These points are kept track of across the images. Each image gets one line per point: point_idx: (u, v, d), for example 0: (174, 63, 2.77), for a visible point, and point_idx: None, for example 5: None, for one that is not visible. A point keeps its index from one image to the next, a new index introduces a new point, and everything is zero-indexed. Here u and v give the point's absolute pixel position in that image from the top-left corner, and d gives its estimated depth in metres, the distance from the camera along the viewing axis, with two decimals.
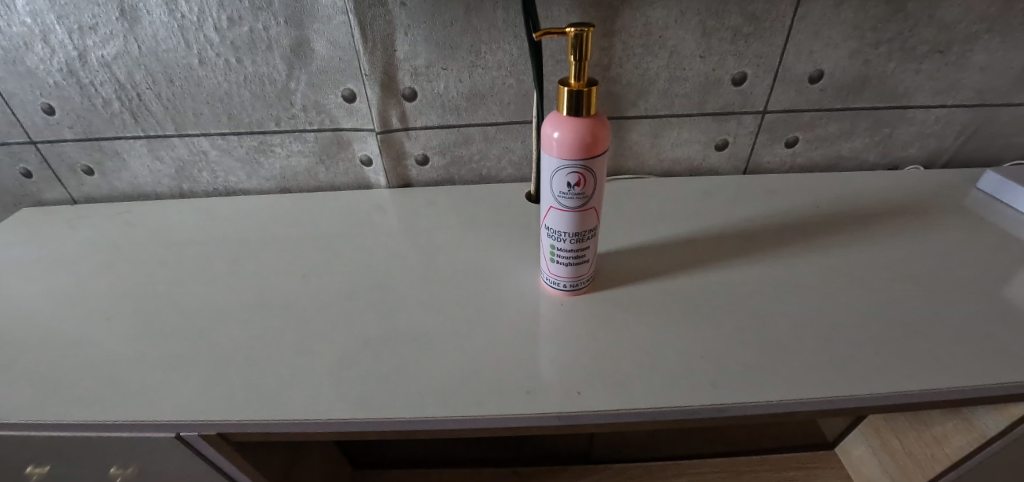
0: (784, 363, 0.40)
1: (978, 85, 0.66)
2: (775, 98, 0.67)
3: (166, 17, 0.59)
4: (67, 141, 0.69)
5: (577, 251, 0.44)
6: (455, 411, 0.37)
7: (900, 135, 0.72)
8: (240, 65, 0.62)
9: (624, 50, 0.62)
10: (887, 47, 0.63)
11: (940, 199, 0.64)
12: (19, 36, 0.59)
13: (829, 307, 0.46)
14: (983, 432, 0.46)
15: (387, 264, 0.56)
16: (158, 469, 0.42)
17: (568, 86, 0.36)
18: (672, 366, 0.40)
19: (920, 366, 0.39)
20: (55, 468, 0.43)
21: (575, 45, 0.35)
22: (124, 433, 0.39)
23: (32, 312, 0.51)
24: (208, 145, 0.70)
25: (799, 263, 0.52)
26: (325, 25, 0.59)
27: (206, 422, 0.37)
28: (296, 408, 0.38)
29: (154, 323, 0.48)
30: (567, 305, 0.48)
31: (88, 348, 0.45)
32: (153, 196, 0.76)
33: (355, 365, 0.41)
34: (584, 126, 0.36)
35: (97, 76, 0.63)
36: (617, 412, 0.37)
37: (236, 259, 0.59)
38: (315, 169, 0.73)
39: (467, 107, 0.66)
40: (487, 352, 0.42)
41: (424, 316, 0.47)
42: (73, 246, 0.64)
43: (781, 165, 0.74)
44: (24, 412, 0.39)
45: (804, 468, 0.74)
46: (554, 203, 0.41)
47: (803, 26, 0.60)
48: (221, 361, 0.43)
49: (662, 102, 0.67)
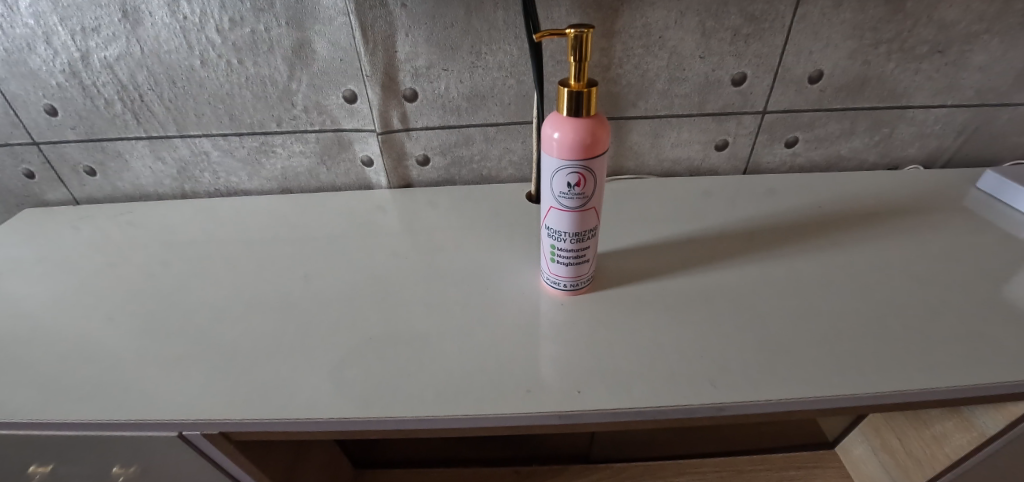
0: (784, 362, 0.40)
1: (978, 84, 0.66)
2: (775, 98, 0.67)
3: (168, 18, 0.59)
4: (69, 142, 0.69)
5: (577, 251, 0.44)
6: (456, 410, 0.37)
7: (900, 135, 0.72)
8: (242, 66, 0.63)
9: (623, 51, 0.62)
10: (886, 47, 0.63)
11: (940, 199, 0.64)
12: (22, 37, 0.60)
13: (828, 306, 0.46)
14: (982, 432, 0.46)
15: (388, 264, 0.56)
16: (160, 468, 0.42)
17: (568, 86, 0.36)
18: (672, 365, 0.40)
19: (919, 365, 0.39)
20: (57, 467, 0.43)
21: (575, 46, 0.35)
22: (126, 431, 0.39)
23: (34, 313, 0.51)
24: (209, 146, 0.70)
25: (799, 263, 0.53)
26: (326, 26, 0.60)
27: (207, 421, 0.38)
28: (297, 407, 0.38)
29: (155, 323, 0.49)
30: (567, 304, 0.48)
31: (91, 348, 0.46)
32: (155, 197, 0.76)
33: (357, 365, 0.42)
34: (583, 126, 0.37)
35: (99, 77, 0.63)
36: (617, 411, 0.37)
37: (238, 259, 0.59)
38: (316, 170, 0.73)
39: (467, 107, 0.67)
40: (487, 351, 0.42)
41: (426, 316, 0.47)
42: (75, 247, 0.64)
43: (780, 165, 0.75)
44: (27, 411, 0.40)
45: (804, 468, 0.74)
46: (555, 203, 0.41)
47: (803, 27, 0.61)
48: (223, 361, 0.43)
49: (662, 102, 0.67)
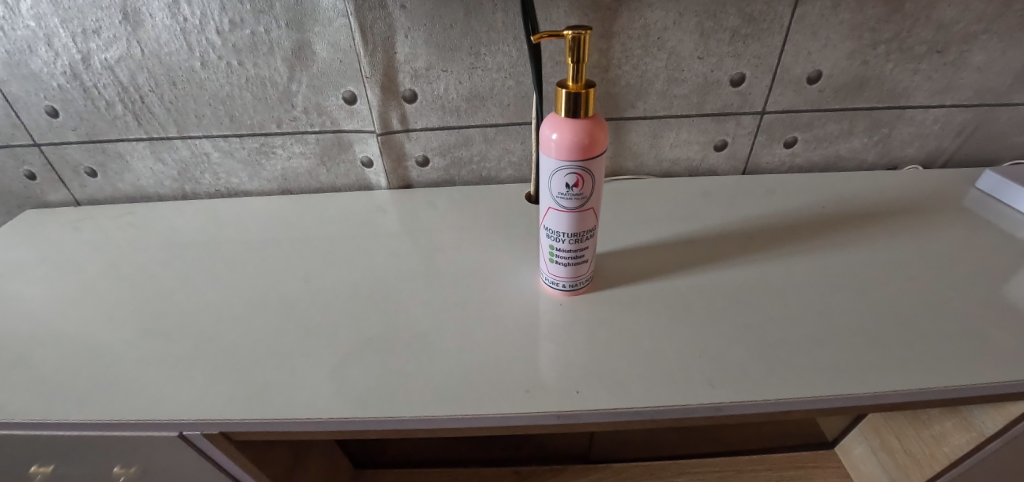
0: (782, 361, 0.40)
1: (977, 85, 0.66)
2: (774, 98, 0.67)
3: (168, 20, 0.59)
4: (70, 143, 0.70)
5: (576, 252, 0.45)
6: (455, 410, 0.37)
7: (899, 135, 0.72)
8: (242, 67, 0.63)
9: (623, 51, 0.62)
10: (885, 47, 0.63)
11: (939, 199, 0.64)
12: (23, 39, 0.60)
13: (827, 307, 0.46)
14: (981, 432, 0.46)
15: (387, 265, 0.56)
16: (160, 468, 0.42)
17: (567, 88, 0.36)
18: (671, 365, 0.40)
19: (918, 365, 0.39)
20: (58, 467, 0.44)
21: (573, 47, 0.35)
22: (128, 431, 0.39)
23: (35, 313, 0.52)
24: (210, 147, 0.70)
25: (798, 263, 0.53)
26: (326, 28, 0.60)
27: (208, 421, 0.38)
28: (298, 408, 0.38)
29: (156, 324, 0.49)
30: (566, 304, 0.48)
31: (91, 349, 0.46)
32: (155, 198, 0.76)
33: (356, 365, 0.42)
34: (582, 127, 0.37)
35: (100, 78, 0.63)
36: (615, 411, 0.37)
37: (238, 260, 0.59)
38: (316, 171, 0.73)
39: (467, 108, 0.67)
40: (486, 352, 0.42)
41: (426, 316, 0.47)
42: (76, 248, 0.64)
43: (780, 165, 0.75)
44: (29, 411, 0.40)
45: (803, 468, 0.74)
46: (553, 204, 0.41)
47: (802, 27, 0.61)
48: (223, 362, 0.43)
49: (661, 103, 0.67)
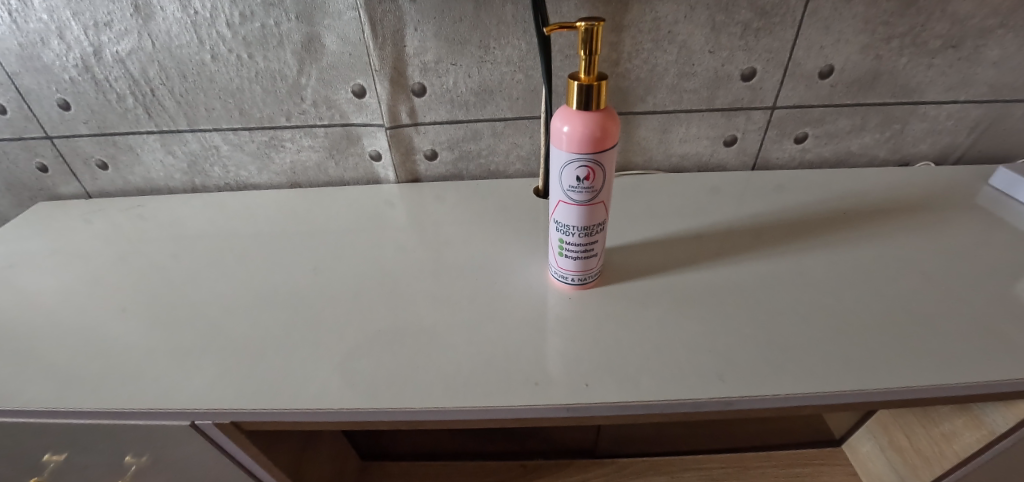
0: (792, 358, 0.40)
1: (991, 80, 0.66)
2: (785, 93, 0.67)
3: (179, 13, 0.59)
4: (82, 136, 0.70)
5: (586, 245, 0.44)
6: (463, 402, 0.37)
7: (912, 131, 0.71)
8: (252, 61, 0.63)
9: (633, 45, 0.62)
10: (899, 42, 0.62)
11: (952, 196, 0.63)
12: (35, 32, 0.60)
13: (839, 304, 0.46)
14: (992, 430, 0.46)
15: (396, 259, 0.56)
16: (170, 457, 0.43)
17: (579, 80, 0.36)
18: (679, 358, 0.40)
19: (929, 362, 0.39)
20: (71, 456, 0.44)
21: (585, 39, 0.35)
22: (140, 420, 0.40)
23: (46, 304, 0.52)
24: (220, 140, 0.70)
25: (808, 260, 0.52)
26: (335, 21, 0.60)
27: (219, 411, 0.38)
28: (309, 397, 0.38)
29: (165, 316, 0.49)
30: (575, 299, 0.48)
31: (102, 339, 0.46)
32: (165, 190, 0.77)
33: (367, 357, 0.42)
34: (593, 120, 0.37)
35: (111, 71, 0.64)
36: (623, 404, 0.37)
37: (247, 252, 0.60)
38: (326, 164, 0.74)
39: (476, 102, 0.67)
40: (494, 345, 0.42)
41: (434, 311, 0.47)
42: (87, 240, 0.65)
43: (790, 161, 0.74)
44: (41, 400, 0.40)
45: (810, 465, 0.74)
46: (564, 197, 0.41)
47: (815, 20, 0.60)
48: (232, 354, 0.43)
49: (671, 97, 0.67)
